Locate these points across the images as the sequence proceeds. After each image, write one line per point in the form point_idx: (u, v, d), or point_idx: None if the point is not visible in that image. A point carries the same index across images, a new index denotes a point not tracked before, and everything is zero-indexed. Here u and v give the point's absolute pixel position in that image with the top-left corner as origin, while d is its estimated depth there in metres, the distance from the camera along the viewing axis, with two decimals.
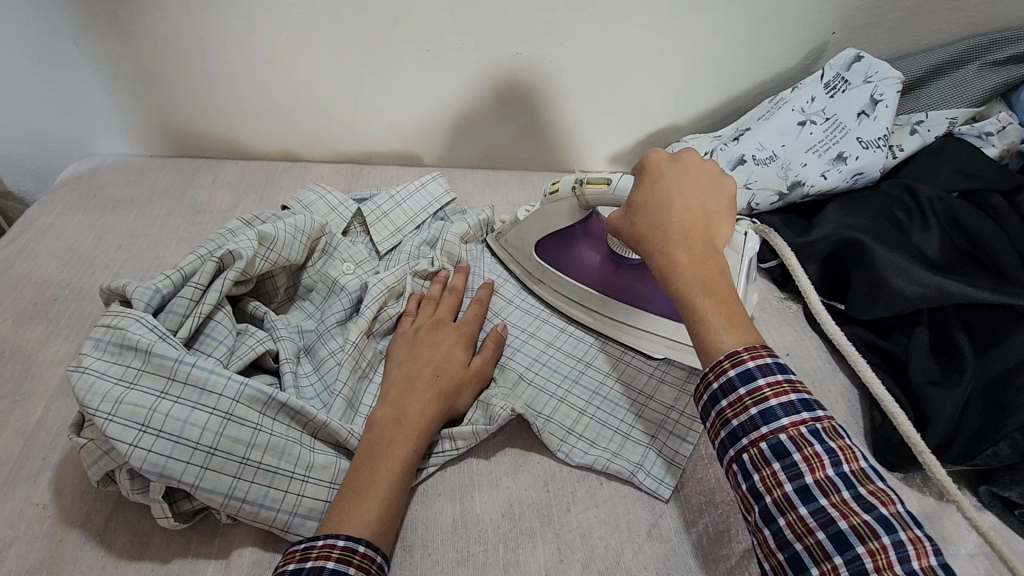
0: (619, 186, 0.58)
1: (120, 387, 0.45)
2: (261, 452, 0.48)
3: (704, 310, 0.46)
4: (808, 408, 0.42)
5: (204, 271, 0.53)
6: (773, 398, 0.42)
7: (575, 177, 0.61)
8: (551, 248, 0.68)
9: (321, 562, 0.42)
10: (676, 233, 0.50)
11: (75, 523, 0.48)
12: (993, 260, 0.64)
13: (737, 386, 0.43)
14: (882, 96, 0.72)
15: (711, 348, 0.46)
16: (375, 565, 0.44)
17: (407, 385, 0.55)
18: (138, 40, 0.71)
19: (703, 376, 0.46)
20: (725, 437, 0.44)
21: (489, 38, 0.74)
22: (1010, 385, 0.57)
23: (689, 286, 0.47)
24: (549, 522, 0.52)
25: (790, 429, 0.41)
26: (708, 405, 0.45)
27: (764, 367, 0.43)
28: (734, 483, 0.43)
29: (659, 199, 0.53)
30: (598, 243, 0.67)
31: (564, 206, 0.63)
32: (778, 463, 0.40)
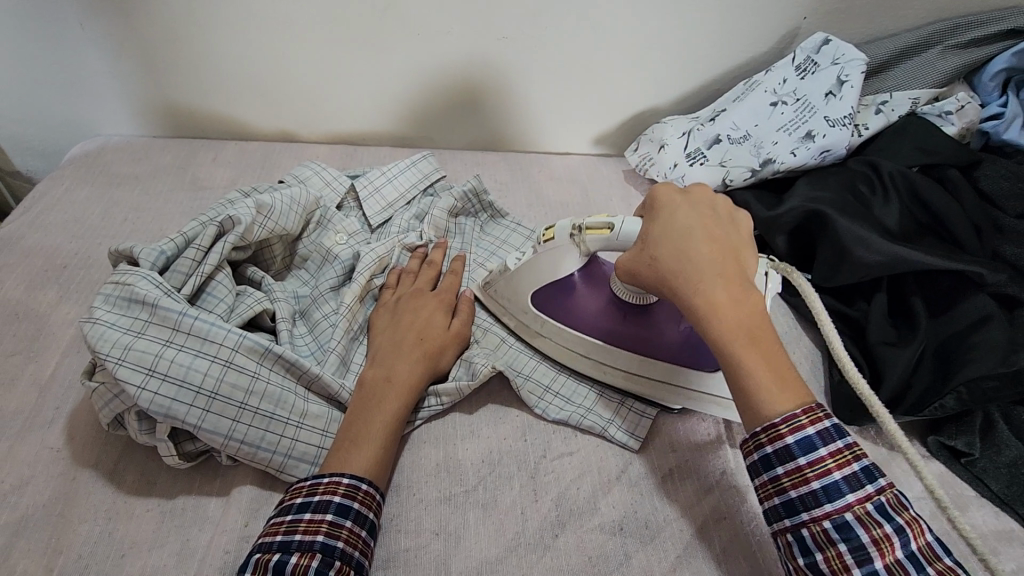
0: (624, 232, 0.55)
1: (129, 336, 0.49)
2: (259, 399, 0.52)
3: (754, 367, 0.47)
4: (870, 479, 0.44)
5: (205, 234, 0.57)
6: (836, 471, 0.44)
7: (571, 222, 0.58)
8: (548, 301, 0.63)
9: (328, 496, 0.47)
10: (710, 277, 0.49)
11: (87, 463, 0.52)
12: (949, 232, 0.68)
13: (796, 455, 0.45)
14: (848, 77, 0.76)
15: (763, 407, 0.46)
16: (375, 503, 0.49)
17: (394, 348, 0.59)
18: (141, 25, 0.75)
19: (754, 436, 0.47)
20: (783, 506, 0.45)
21: (475, 23, 0.78)
22: (958, 345, 0.61)
23: (736, 340, 0.47)
24: (526, 466, 0.56)
25: (858, 506, 0.43)
26: (762, 471, 0.47)
27: (823, 434, 0.45)
28: (790, 551, 0.45)
29: (684, 240, 0.51)
30: (599, 290, 0.63)
31: (565, 252, 0.59)
32: (843, 544, 0.43)
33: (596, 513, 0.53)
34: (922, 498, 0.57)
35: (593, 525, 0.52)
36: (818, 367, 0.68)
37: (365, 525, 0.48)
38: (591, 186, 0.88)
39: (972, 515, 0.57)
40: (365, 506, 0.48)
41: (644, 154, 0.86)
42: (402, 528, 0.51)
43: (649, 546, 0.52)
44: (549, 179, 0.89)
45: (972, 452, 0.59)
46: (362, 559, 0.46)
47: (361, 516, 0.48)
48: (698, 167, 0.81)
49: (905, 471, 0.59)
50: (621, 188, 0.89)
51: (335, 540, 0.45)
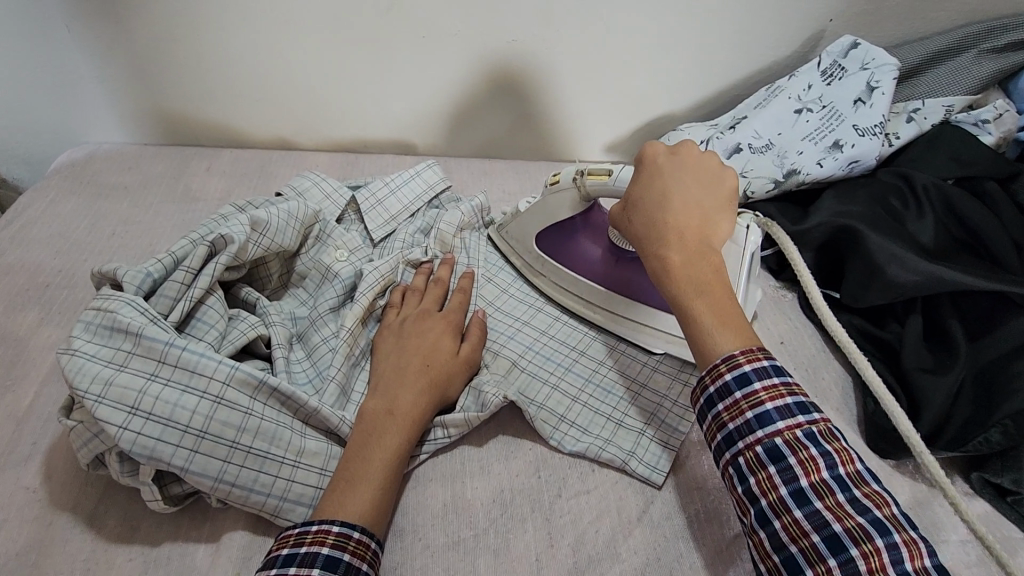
0: (620, 178, 0.57)
1: (110, 370, 0.45)
2: (251, 437, 0.48)
3: (698, 310, 0.46)
4: (803, 412, 0.42)
5: (195, 255, 0.53)
6: (768, 402, 0.43)
7: (575, 168, 0.61)
8: (551, 240, 0.67)
9: (315, 547, 0.43)
10: (667, 227, 0.50)
11: (65, 506, 0.48)
12: (988, 248, 0.64)
13: (733, 389, 0.44)
14: (879, 83, 0.72)
15: (705, 349, 0.46)
16: (370, 552, 0.45)
17: (397, 377, 0.54)
18: (131, 27, 0.71)
19: (700, 379, 0.46)
20: (722, 440, 0.44)
21: (484, 26, 0.74)
22: (1002, 373, 0.57)
23: (681, 284, 0.48)
24: (540, 507, 0.52)
25: (787, 433, 0.42)
26: (705, 409, 0.46)
27: (759, 371, 0.43)
28: (731, 485, 0.44)
29: (652, 193, 0.52)
30: (599, 235, 0.67)
31: (565, 196, 0.63)
32: (773, 466, 0.41)
33: (617, 560, 0.49)
34: (968, 541, 0.52)
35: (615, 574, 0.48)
36: (850, 391, 0.64)
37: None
38: None
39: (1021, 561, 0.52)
40: (357, 557, 0.44)
41: None
42: None
43: None
44: None
45: (1020, 491, 0.55)
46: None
47: (352, 569, 0.43)
48: None
49: (947, 510, 0.54)
50: None
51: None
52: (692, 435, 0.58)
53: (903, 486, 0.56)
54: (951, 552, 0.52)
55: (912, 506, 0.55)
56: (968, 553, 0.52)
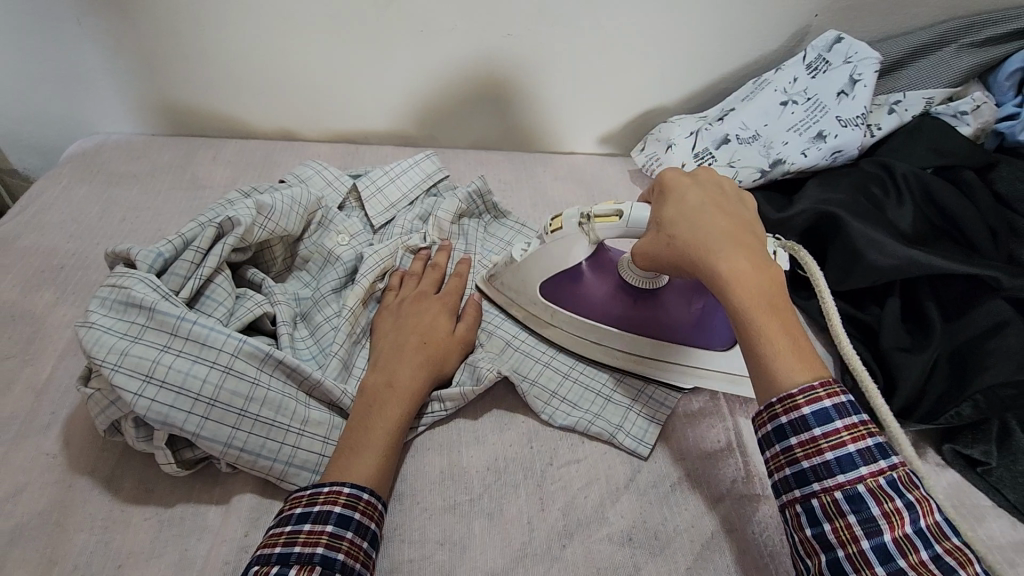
0: (632, 219, 0.55)
1: (125, 341, 0.48)
2: (259, 406, 0.50)
3: (772, 336, 0.46)
4: (884, 456, 0.43)
5: (204, 236, 0.55)
6: (851, 443, 0.43)
7: (580, 212, 0.58)
8: (557, 288, 0.63)
9: (329, 505, 0.46)
10: (725, 248, 0.49)
11: (84, 470, 0.51)
12: (965, 235, 0.67)
13: (811, 425, 0.44)
14: (861, 76, 0.74)
15: (782, 378, 0.45)
16: (377, 513, 0.48)
17: (397, 354, 0.57)
18: (138, 20, 0.74)
19: (770, 408, 0.45)
20: (793, 476, 0.45)
21: (480, 21, 0.76)
22: (976, 351, 0.60)
23: (753, 308, 0.47)
24: (532, 475, 0.55)
25: (869, 479, 0.42)
26: (775, 442, 0.46)
27: (840, 408, 0.44)
28: (798, 523, 0.44)
29: (699, 213, 0.52)
30: (610, 277, 0.63)
31: (572, 242, 0.59)
32: (854, 515, 0.42)
33: (603, 523, 0.52)
34: None
35: (602, 536, 0.51)
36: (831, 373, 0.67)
37: (366, 536, 0.46)
38: (596, 186, 0.87)
39: (988, 527, 0.55)
40: (367, 516, 0.47)
41: (651, 153, 0.84)
42: (406, 538, 0.50)
43: (658, 557, 0.50)
44: (554, 178, 0.87)
45: (988, 461, 0.58)
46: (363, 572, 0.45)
47: (363, 527, 0.47)
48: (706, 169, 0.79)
49: None
50: (628, 188, 0.87)
51: (335, 552, 0.44)
52: (677, 409, 0.61)
53: None
54: None
55: None
56: None
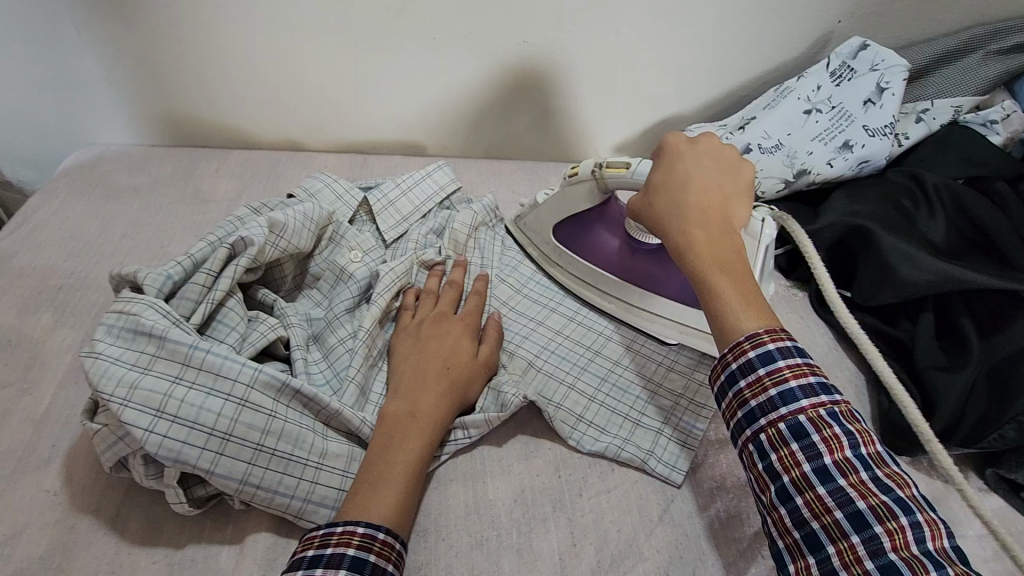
0: (637, 172, 0.59)
1: (135, 373, 0.45)
2: (276, 439, 0.47)
3: (721, 287, 0.46)
4: (826, 391, 0.42)
5: (215, 257, 0.53)
6: (793, 379, 0.42)
7: (595, 160, 0.63)
8: (569, 231, 0.70)
9: (342, 549, 0.43)
10: (689, 210, 0.51)
11: (87, 509, 0.48)
12: (996, 247, 0.65)
13: (757, 367, 0.43)
14: (888, 84, 0.72)
15: (730, 326, 0.45)
16: (395, 553, 0.44)
17: (417, 379, 0.54)
18: (140, 25, 0.71)
19: (721, 356, 0.45)
20: (743, 416, 0.44)
21: (496, 26, 0.74)
22: (1016, 370, 0.58)
23: (706, 262, 0.48)
24: (562, 507, 0.52)
25: (810, 410, 0.41)
26: (726, 385, 0.45)
27: (785, 350, 0.43)
28: (749, 462, 0.43)
29: (681, 178, 0.53)
30: (615, 227, 0.69)
31: (583, 187, 0.65)
32: (796, 443, 0.40)
33: (638, 559, 0.49)
34: (984, 536, 0.53)
35: (638, 573, 0.48)
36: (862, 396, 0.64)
37: None
38: None
39: None
40: (383, 557, 0.43)
41: None
42: None
43: None
44: None
45: None
46: None
47: (379, 571, 0.43)
48: None
49: (962, 507, 0.55)
50: None
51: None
52: (709, 433, 0.58)
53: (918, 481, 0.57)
54: (967, 548, 0.52)
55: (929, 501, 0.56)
56: (983, 548, 0.52)
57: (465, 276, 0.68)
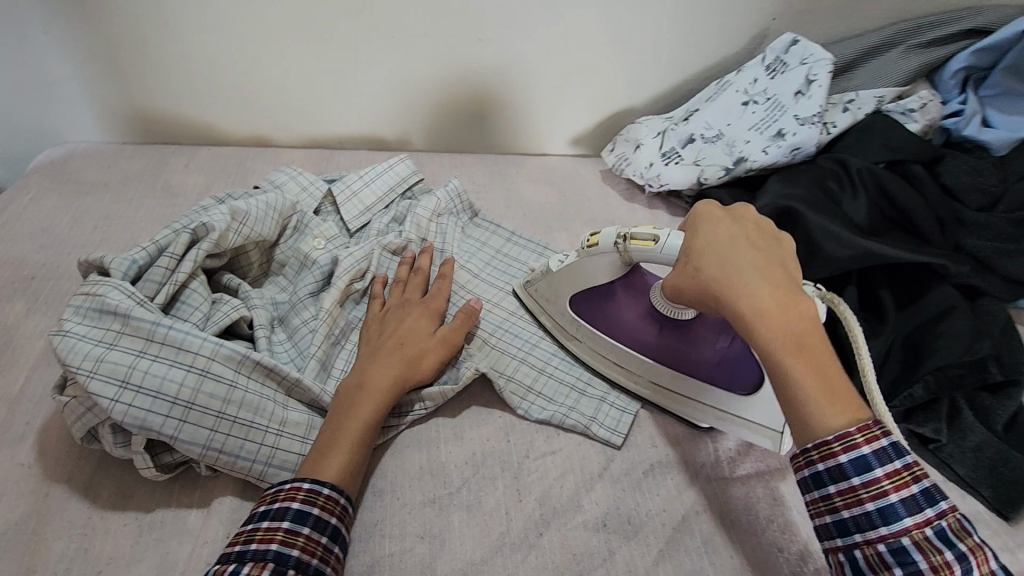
0: (668, 247, 0.55)
1: (101, 348, 0.48)
2: (236, 407, 0.51)
3: (803, 375, 0.43)
4: (931, 503, 0.41)
5: (178, 242, 0.56)
6: (894, 493, 0.41)
7: (617, 232, 0.58)
8: (586, 302, 0.64)
9: (287, 503, 0.47)
10: (753, 281, 0.46)
11: (61, 479, 0.51)
12: (915, 226, 0.71)
13: (850, 475, 0.42)
14: (816, 76, 0.77)
15: (819, 421, 0.43)
16: (339, 507, 0.49)
17: (374, 354, 0.58)
18: (108, 27, 0.74)
19: (804, 453, 0.44)
20: (833, 524, 0.43)
21: (451, 24, 0.78)
22: (926, 335, 0.64)
23: (781, 345, 0.44)
24: (509, 467, 0.56)
25: (915, 531, 0.40)
26: (813, 487, 0.44)
27: (880, 454, 0.41)
28: (840, 571, 0.43)
29: (726, 246, 0.49)
30: (640, 299, 0.63)
31: (604, 259, 0.60)
32: (900, 567, 0.40)
33: (578, 510, 0.54)
34: None
35: (578, 522, 0.53)
36: None
37: (326, 531, 0.47)
38: (567, 187, 0.89)
39: None
40: (326, 511, 0.48)
41: (620, 154, 0.87)
42: (387, 532, 0.51)
43: (632, 541, 0.52)
44: (527, 179, 0.89)
45: (940, 438, 0.61)
46: (322, 566, 0.46)
47: (322, 522, 0.47)
48: (673, 167, 0.82)
49: None
50: (599, 187, 0.89)
51: (290, 547, 0.45)
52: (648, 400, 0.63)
53: None
54: None
55: None
56: None
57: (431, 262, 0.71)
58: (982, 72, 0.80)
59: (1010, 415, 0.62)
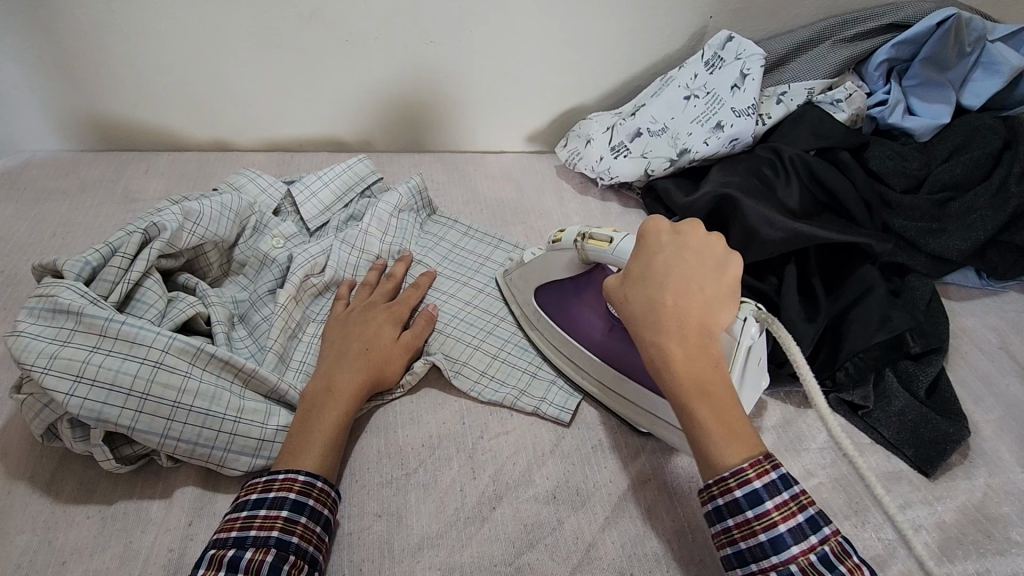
0: (620, 248, 0.54)
1: (55, 345, 0.50)
2: (192, 397, 0.52)
3: (700, 417, 0.44)
4: (814, 530, 0.43)
5: (132, 242, 0.58)
6: (781, 522, 0.43)
7: (579, 230, 0.59)
8: (550, 296, 0.65)
9: (284, 492, 0.49)
10: (668, 324, 0.47)
11: (22, 476, 0.52)
12: (847, 210, 0.76)
13: (744, 508, 0.43)
14: (749, 70, 0.82)
15: (713, 458, 0.44)
16: (330, 499, 0.51)
17: (338, 358, 0.59)
18: (63, 36, 0.75)
19: (706, 487, 0.45)
20: (733, 554, 0.45)
21: (404, 28, 0.81)
22: (854, 315, 0.68)
23: (686, 387, 0.45)
24: (464, 447, 0.59)
25: (802, 557, 0.42)
26: (714, 519, 0.45)
27: (770, 488, 0.43)
28: None
29: (655, 277, 0.49)
30: (603, 299, 0.63)
31: (565, 256, 0.60)
32: None
33: (529, 484, 0.57)
34: (825, 448, 0.62)
35: (529, 495, 0.56)
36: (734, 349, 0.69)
37: (319, 521, 0.50)
38: (523, 183, 0.92)
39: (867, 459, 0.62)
40: (320, 503, 0.50)
41: (572, 149, 0.90)
42: (346, 513, 0.54)
43: (580, 510, 0.55)
44: (485, 176, 0.92)
45: (868, 405, 0.65)
46: (317, 554, 0.49)
47: (317, 512, 0.50)
48: (622, 160, 0.86)
49: (810, 425, 0.64)
50: (554, 182, 0.92)
51: (290, 534, 0.47)
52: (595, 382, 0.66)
53: (777, 405, 0.66)
54: (811, 458, 0.61)
55: (782, 422, 0.64)
56: (824, 457, 0.61)
57: (408, 271, 0.73)
58: (903, 63, 0.86)
59: (930, 380, 0.67)
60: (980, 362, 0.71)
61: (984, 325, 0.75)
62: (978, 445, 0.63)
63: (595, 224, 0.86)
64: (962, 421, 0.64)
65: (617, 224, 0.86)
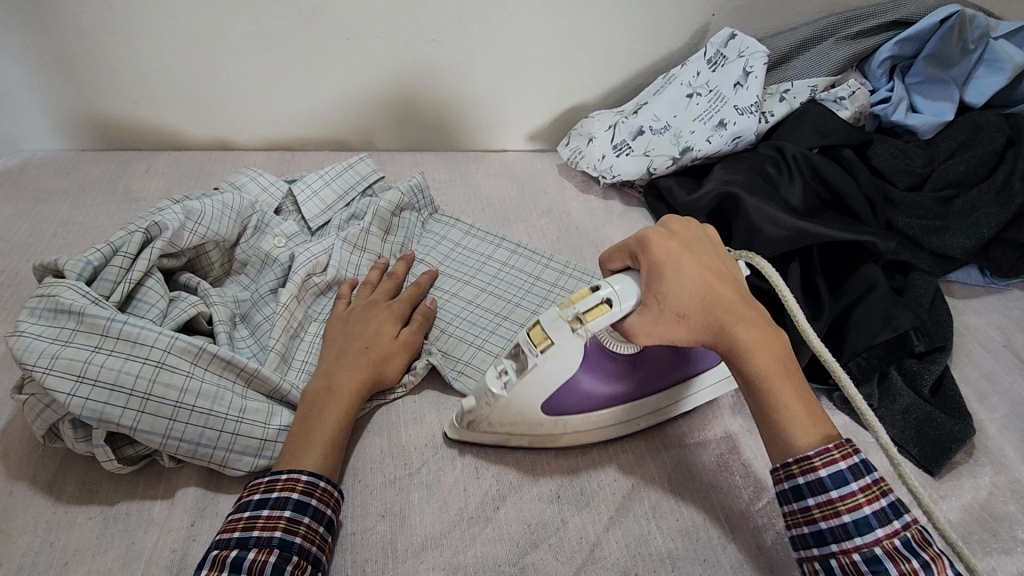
0: (622, 297, 0.49)
1: (56, 345, 0.50)
2: (194, 397, 0.52)
3: (785, 396, 0.46)
4: (897, 516, 0.43)
5: (132, 241, 0.58)
6: (867, 505, 0.43)
7: (562, 313, 0.50)
8: (557, 402, 0.55)
9: (287, 493, 0.49)
10: (735, 313, 0.49)
11: (24, 476, 0.52)
12: (850, 208, 0.76)
13: (828, 487, 0.43)
14: (752, 68, 0.82)
15: (799, 439, 0.45)
16: (333, 499, 0.51)
17: (339, 358, 0.59)
18: (63, 36, 0.75)
19: (786, 467, 0.45)
20: (811, 534, 0.44)
21: (405, 26, 0.80)
22: (857, 314, 0.68)
23: (768, 370, 0.46)
24: (467, 447, 0.59)
25: (886, 540, 0.42)
26: (792, 498, 0.45)
27: (855, 469, 0.43)
28: None
29: (694, 283, 0.49)
30: (598, 363, 0.54)
31: (566, 351, 0.51)
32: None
33: (532, 484, 0.57)
34: None
35: (533, 495, 0.56)
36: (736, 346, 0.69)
37: (322, 521, 0.49)
38: (525, 182, 0.91)
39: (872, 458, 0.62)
40: (323, 502, 0.50)
41: (575, 147, 0.90)
42: (348, 513, 0.54)
43: (584, 510, 0.55)
44: (486, 175, 0.92)
45: (871, 403, 0.65)
46: (320, 555, 0.48)
47: (320, 512, 0.49)
48: (625, 158, 0.85)
49: None
50: (556, 181, 0.92)
51: (293, 535, 0.47)
52: None
53: None
54: None
55: None
56: None
57: (410, 270, 0.73)
58: (908, 60, 0.86)
59: (934, 378, 0.67)
60: (984, 361, 0.71)
61: (988, 323, 0.75)
62: (983, 444, 0.63)
63: (597, 222, 0.85)
64: (967, 420, 0.63)
65: (619, 222, 0.86)
